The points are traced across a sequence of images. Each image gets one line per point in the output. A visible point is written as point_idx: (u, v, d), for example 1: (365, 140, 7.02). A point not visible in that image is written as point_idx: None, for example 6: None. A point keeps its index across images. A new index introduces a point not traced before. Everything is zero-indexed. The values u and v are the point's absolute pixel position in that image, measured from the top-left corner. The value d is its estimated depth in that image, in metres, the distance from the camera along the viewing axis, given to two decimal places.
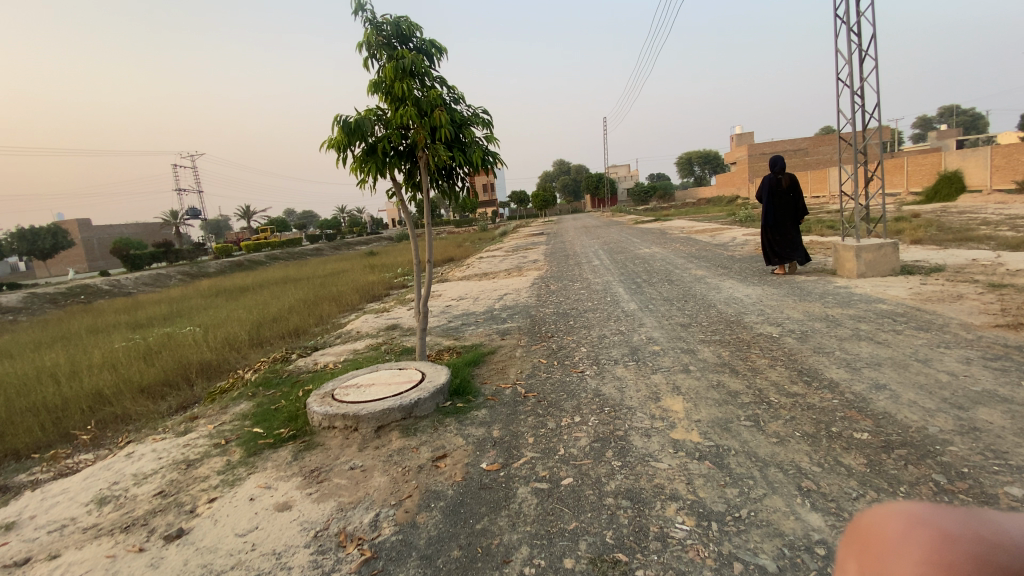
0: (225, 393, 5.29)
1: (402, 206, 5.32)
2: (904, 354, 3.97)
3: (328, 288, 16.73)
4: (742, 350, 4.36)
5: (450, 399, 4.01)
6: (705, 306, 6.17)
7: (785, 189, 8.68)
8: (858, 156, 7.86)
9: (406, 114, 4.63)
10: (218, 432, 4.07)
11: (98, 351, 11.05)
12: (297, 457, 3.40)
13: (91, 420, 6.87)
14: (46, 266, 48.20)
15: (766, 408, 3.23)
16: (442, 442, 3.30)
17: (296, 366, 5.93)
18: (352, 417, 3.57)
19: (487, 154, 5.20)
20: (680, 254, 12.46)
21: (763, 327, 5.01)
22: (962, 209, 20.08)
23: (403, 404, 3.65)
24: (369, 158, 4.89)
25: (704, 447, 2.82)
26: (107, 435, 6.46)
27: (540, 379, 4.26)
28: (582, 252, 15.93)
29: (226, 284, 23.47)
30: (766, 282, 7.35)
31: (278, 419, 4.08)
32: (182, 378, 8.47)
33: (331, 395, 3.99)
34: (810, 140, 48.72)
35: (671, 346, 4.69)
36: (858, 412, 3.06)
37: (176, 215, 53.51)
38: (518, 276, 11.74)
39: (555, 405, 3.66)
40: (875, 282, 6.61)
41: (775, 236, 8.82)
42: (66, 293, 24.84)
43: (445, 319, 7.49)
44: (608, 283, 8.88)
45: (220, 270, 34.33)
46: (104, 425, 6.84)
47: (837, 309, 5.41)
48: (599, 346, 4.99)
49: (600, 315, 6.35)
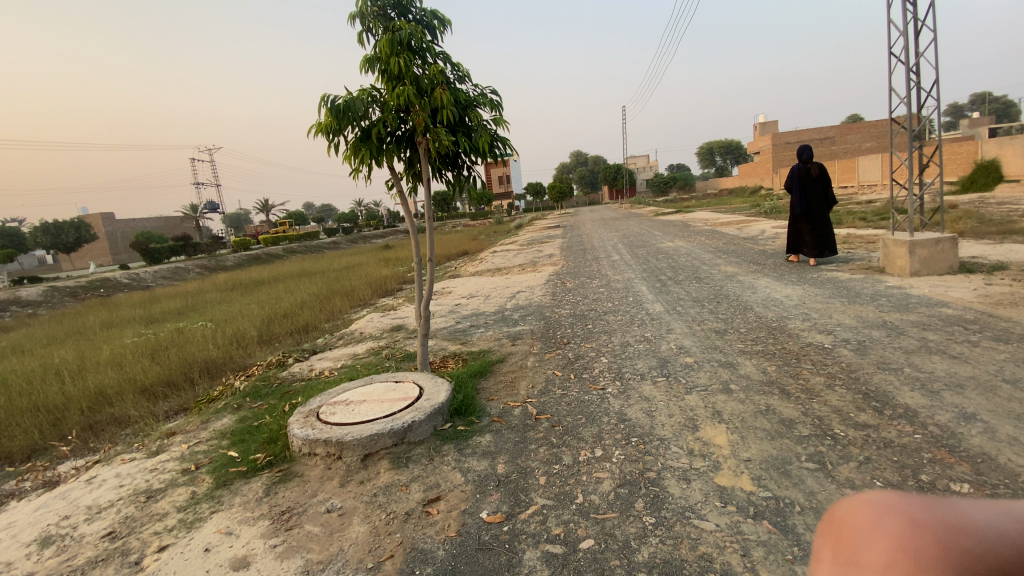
0: (212, 404, 4.85)
1: (402, 198, 4.77)
2: (989, 372, 3.30)
3: (340, 282, 16.35)
4: (791, 365, 3.75)
5: (450, 420, 3.47)
6: (740, 309, 5.54)
7: (816, 178, 8.01)
8: (912, 141, 7.05)
9: (404, 93, 4.08)
10: (190, 454, 3.62)
11: (107, 347, 10.81)
12: (269, 492, 2.92)
13: (87, 422, 6.52)
14: (71, 259, 49.13)
15: (832, 443, 2.63)
16: (436, 479, 2.77)
17: (290, 372, 5.47)
18: (335, 443, 3.07)
19: (495, 140, 4.65)
20: (706, 248, 11.74)
21: (812, 336, 4.37)
22: (1003, 199, 18.72)
23: (394, 428, 3.13)
24: (363, 144, 4.35)
25: (762, 501, 2.24)
26: (102, 441, 6.11)
27: (554, 398, 3.69)
28: (601, 246, 15.25)
29: (240, 277, 23.28)
30: (807, 281, 6.65)
31: (258, 440, 3.60)
32: (187, 378, 8.12)
33: (316, 414, 3.50)
34: (836, 129, 46.83)
35: (706, 358, 4.08)
36: (951, 453, 2.44)
37: (195, 209, 54.06)
38: (533, 272, 11.20)
39: (572, 432, 3.09)
40: (932, 282, 5.88)
41: (806, 228, 8.17)
42: (87, 286, 24.99)
43: (453, 320, 6.96)
44: (630, 281, 8.23)
45: (237, 264, 34.32)
46: (100, 429, 6.49)
47: (895, 315, 4.74)
48: (623, 356, 4.39)
49: (621, 318, 5.78)
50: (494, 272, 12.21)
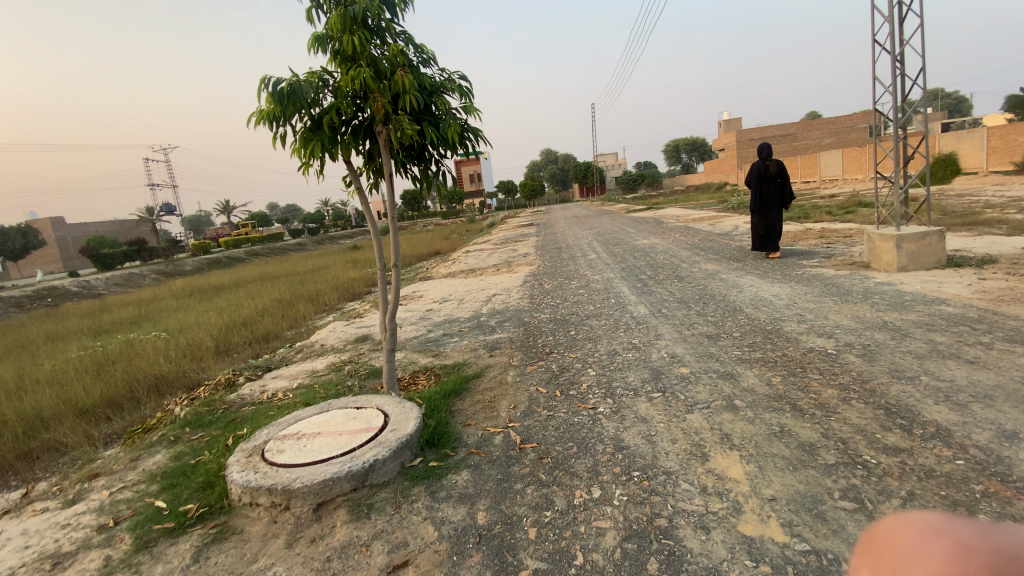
0: (147, 434, 4.22)
1: (361, 197, 4.27)
2: (1014, 379, 3.03)
3: (305, 286, 15.55)
4: (797, 375, 3.40)
5: (421, 454, 2.99)
6: (730, 309, 5.22)
7: (773, 174, 8.37)
8: (897, 132, 6.86)
9: (359, 75, 3.58)
10: (110, 504, 3.03)
11: (48, 362, 9.85)
12: (198, 557, 2.38)
13: (19, 449, 5.74)
14: (16, 266, 46.19)
15: (866, 474, 2.27)
16: (404, 536, 2.29)
17: (240, 394, 4.84)
18: (281, 492, 2.56)
19: (465, 130, 4.17)
20: (683, 245, 11.49)
21: (813, 340, 4.05)
22: (961, 192, 19.22)
23: (352, 470, 2.64)
24: (314, 136, 3.81)
25: (799, 558, 1.84)
26: (35, 472, 5.37)
27: (538, 421, 3.25)
28: (576, 244, 14.92)
29: (198, 283, 22.01)
30: (794, 278, 6.38)
31: (192, 485, 3.04)
32: (134, 397, 7.35)
33: (261, 453, 2.97)
34: (798, 126, 47.86)
35: (703, 368, 3.69)
36: (1005, 483, 2.12)
37: (151, 212, 51.60)
38: (507, 273, 10.75)
39: (563, 466, 2.65)
40: (922, 277, 5.69)
41: (763, 221, 8.47)
42: (32, 296, 23.29)
43: (424, 328, 6.44)
44: (610, 281, 7.87)
45: (197, 269, 32.73)
46: (35, 456, 5.73)
47: (894, 314, 4.48)
48: (612, 368, 3.99)
49: (605, 322, 5.39)
50: (468, 273, 11.73)
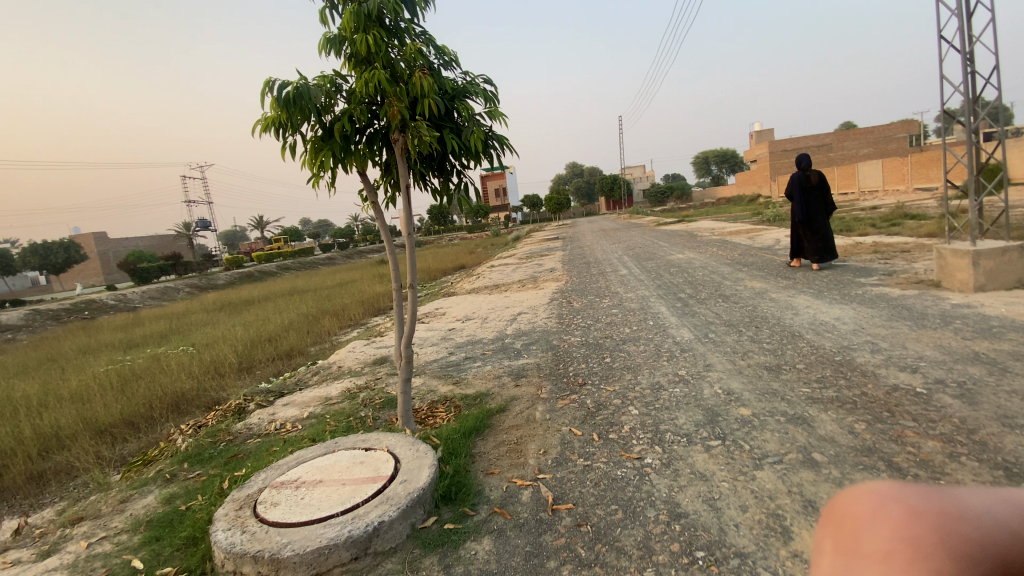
0: (146, 467, 3.90)
1: (376, 212, 3.90)
2: None
3: (332, 300, 15.41)
4: (885, 422, 2.82)
5: (435, 511, 2.55)
6: (787, 335, 4.64)
7: (815, 183, 7.75)
8: (970, 138, 6.18)
9: (372, 77, 3.22)
10: (86, 559, 2.67)
11: (76, 377, 9.81)
12: None
13: (32, 471, 5.53)
14: (61, 279, 48.07)
15: None
16: None
17: (247, 424, 4.49)
18: (268, 561, 2.15)
19: (488, 138, 3.78)
20: (722, 260, 10.80)
21: (895, 375, 3.45)
22: (1016, 203, 17.95)
23: (352, 535, 2.21)
24: (325, 145, 3.48)
25: None
26: (43, 497, 5.11)
27: (573, 471, 2.77)
28: (606, 258, 14.41)
29: (228, 297, 22.26)
30: (854, 299, 5.74)
31: (177, 541, 2.65)
32: (151, 416, 7.13)
33: (253, 506, 2.57)
34: (834, 136, 46.30)
35: (767, 410, 3.14)
36: None
37: (189, 228, 53.30)
38: (533, 290, 10.29)
39: (605, 538, 2.17)
40: (1006, 298, 5.01)
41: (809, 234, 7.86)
42: (70, 309, 23.92)
43: (446, 350, 6.02)
44: (645, 299, 7.34)
45: (228, 283, 33.35)
46: (46, 479, 5.50)
47: (986, 344, 3.85)
48: (656, 405, 3.48)
49: (643, 348, 4.89)
50: (492, 289, 11.34)
